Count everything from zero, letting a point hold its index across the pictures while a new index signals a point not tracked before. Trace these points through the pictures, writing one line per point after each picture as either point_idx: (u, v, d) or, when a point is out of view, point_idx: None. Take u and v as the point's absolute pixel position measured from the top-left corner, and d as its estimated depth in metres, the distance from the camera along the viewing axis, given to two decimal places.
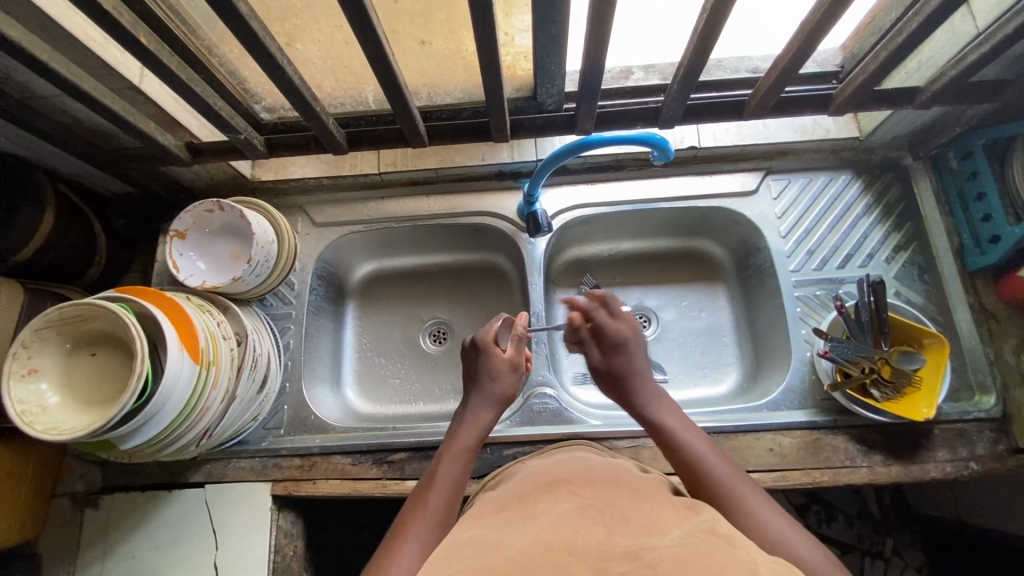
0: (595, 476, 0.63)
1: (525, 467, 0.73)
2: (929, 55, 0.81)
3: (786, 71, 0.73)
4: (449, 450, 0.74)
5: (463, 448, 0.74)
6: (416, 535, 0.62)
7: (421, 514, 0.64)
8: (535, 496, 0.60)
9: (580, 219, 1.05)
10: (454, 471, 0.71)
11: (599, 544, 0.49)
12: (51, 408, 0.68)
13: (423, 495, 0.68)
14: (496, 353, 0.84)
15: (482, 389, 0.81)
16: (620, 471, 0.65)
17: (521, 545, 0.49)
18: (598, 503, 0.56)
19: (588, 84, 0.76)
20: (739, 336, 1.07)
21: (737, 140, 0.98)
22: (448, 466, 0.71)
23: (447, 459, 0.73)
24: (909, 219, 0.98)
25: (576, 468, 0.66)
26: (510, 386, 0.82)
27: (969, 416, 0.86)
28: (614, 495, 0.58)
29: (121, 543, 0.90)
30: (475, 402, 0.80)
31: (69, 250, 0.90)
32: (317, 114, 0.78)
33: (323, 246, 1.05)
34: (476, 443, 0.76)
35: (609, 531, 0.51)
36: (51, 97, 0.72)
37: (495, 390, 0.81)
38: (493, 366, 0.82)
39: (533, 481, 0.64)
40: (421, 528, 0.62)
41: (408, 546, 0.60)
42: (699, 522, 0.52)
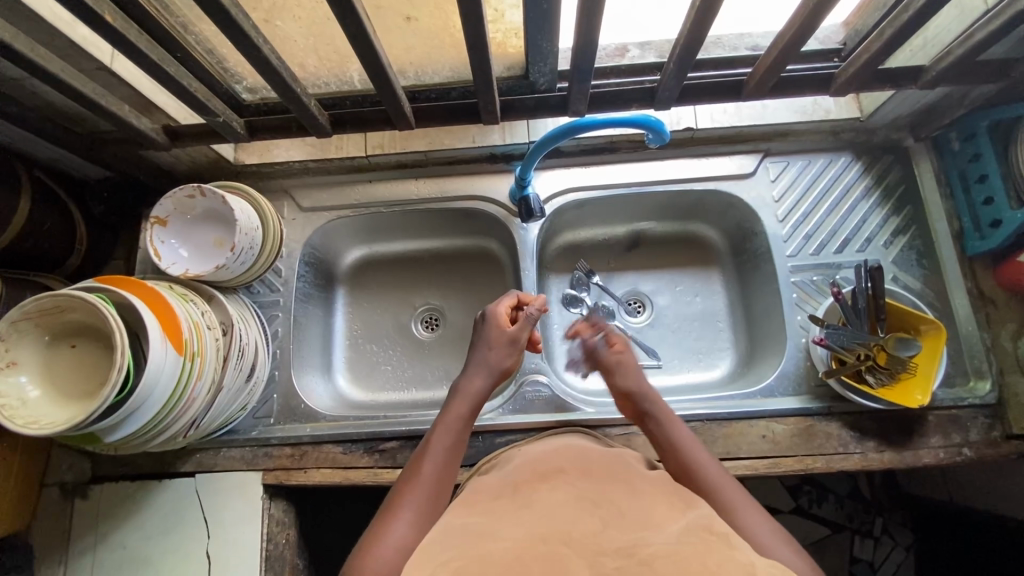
0: (592, 468, 0.62)
1: (521, 453, 0.71)
2: (935, 31, 0.78)
3: (787, 50, 0.70)
4: (444, 417, 0.73)
5: (459, 417, 0.73)
6: (410, 506, 0.62)
7: (413, 486, 0.64)
8: (530, 487, 0.58)
9: (573, 203, 1.02)
10: (447, 439, 0.70)
11: (598, 537, 0.49)
12: (32, 402, 0.67)
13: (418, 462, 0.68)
14: (500, 325, 0.82)
15: (478, 358, 0.79)
16: (617, 460, 0.64)
17: (515, 542, 0.49)
18: (597, 496, 0.55)
19: (581, 64, 0.73)
20: (734, 322, 1.06)
21: (735, 121, 0.95)
22: (441, 432, 0.71)
23: (440, 426, 0.72)
24: (909, 202, 0.96)
25: (572, 457, 0.65)
26: (509, 359, 0.81)
27: (963, 402, 0.86)
28: (613, 487, 0.57)
29: (112, 533, 0.90)
30: (471, 369, 0.78)
31: (46, 238, 0.88)
32: (298, 96, 0.74)
33: (311, 231, 1.03)
34: (470, 411, 0.74)
35: (608, 525, 0.51)
36: (18, 79, 0.69)
37: (492, 361, 0.79)
38: (494, 338, 0.81)
39: (527, 470, 0.63)
40: (414, 500, 0.63)
41: (401, 515, 0.60)
42: (689, 518, 0.51)
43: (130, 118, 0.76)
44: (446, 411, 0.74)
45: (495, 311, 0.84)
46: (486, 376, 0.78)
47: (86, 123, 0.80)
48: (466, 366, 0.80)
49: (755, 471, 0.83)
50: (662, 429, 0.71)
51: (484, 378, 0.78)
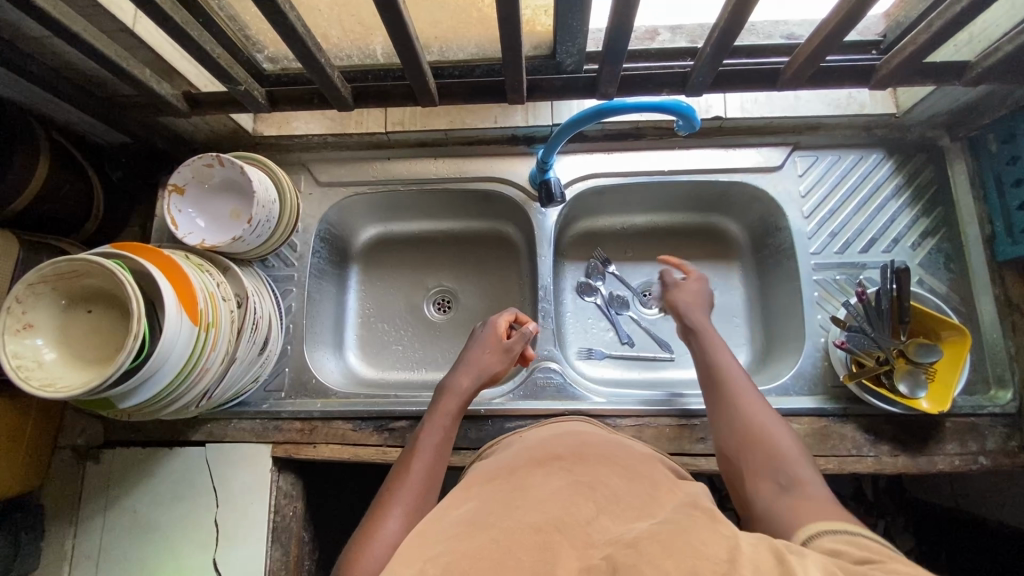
0: (590, 455, 0.61)
1: (519, 441, 0.70)
2: (983, 26, 0.75)
3: (829, 39, 0.67)
4: (434, 415, 0.77)
5: (448, 415, 0.77)
6: (401, 502, 0.65)
7: (403, 483, 0.67)
8: (524, 471, 0.58)
9: (593, 190, 1.00)
10: (436, 438, 0.74)
11: (589, 527, 0.47)
12: (47, 364, 0.67)
13: (409, 458, 0.71)
14: (494, 333, 0.88)
15: (469, 359, 0.84)
16: (617, 448, 0.64)
17: (512, 526, 0.47)
18: (590, 479, 0.55)
19: (614, 45, 0.71)
20: (751, 317, 1.04)
21: (766, 111, 0.92)
22: (431, 429, 0.75)
23: (430, 424, 0.76)
24: (941, 203, 0.93)
25: (569, 445, 0.64)
26: (499, 365, 0.85)
27: (982, 410, 0.84)
28: (608, 473, 0.57)
29: (122, 497, 0.91)
30: (461, 371, 0.83)
31: (64, 202, 0.87)
32: (321, 66, 0.73)
33: (327, 207, 1.02)
34: (458, 410, 0.79)
35: (600, 512, 0.50)
36: (39, 37, 0.68)
37: (483, 365, 0.84)
38: (487, 345, 0.86)
39: (526, 455, 0.63)
40: (405, 495, 0.66)
41: (393, 512, 0.63)
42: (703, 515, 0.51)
43: (152, 82, 0.76)
44: (436, 408, 0.78)
45: (494, 319, 0.89)
46: (476, 378, 0.82)
47: (106, 87, 0.79)
48: (457, 365, 0.85)
49: None
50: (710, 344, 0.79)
51: (474, 379, 0.82)
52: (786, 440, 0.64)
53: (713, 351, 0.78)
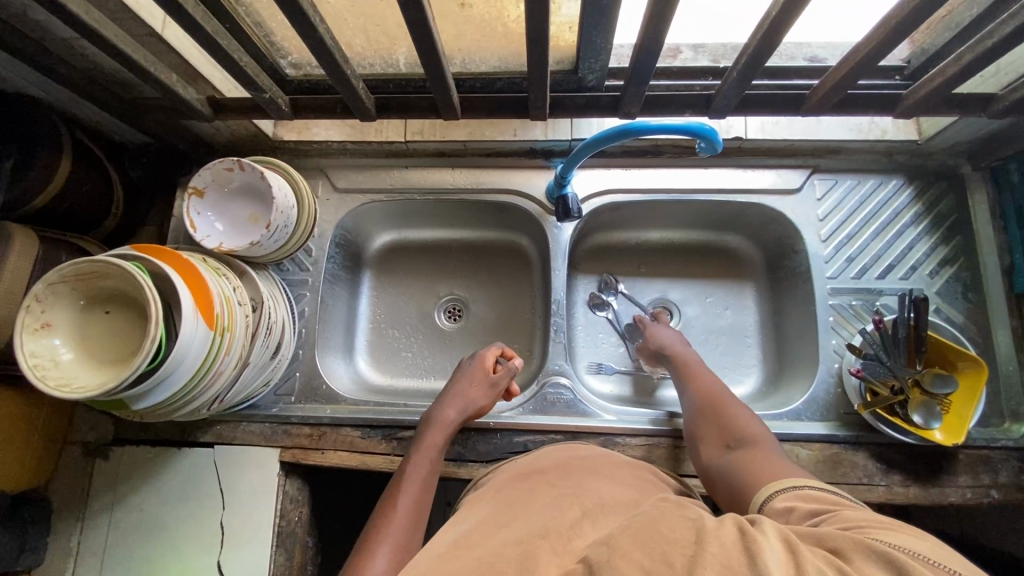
0: (574, 468, 0.64)
1: (511, 462, 0.72)
2: (1012, 58, 0.75)
3: (857, 67, 0.67)
4: (420, 447, 0.80)
5: (434, 444, 0.80)
6: (388, 539, 0.66)
7: (389, 520, 0.69)
8: (511, 488, 0.62)
9: (609, 206, 1.00)
10: (422, 472, 0.76)
11: (571, 533, 0.49)
12: (64, 364, 0.67)
13: (395, 491, 0.74)
14: (480, 364, 0.90)
15: (455, 390, 0.86)
16: (602, 461, 0.67)
17: (499, 543, 0.48)
18: (572, 489, 0.58)
19: (640, 65, 0.71)
20: (763, 338, 1.04)
21: (787, 134, 0.92)
22: (417, 463, 0.77)
23: (416, 458, 0.79)
24: (960, 232, 0.92)
25: (558, 461, 0.67)
26: (484, 400, 0.86)
27: (996, 443, 0.84)
28: (591, 481, 0.60)
29: (129, 495, 0.91)
30: (448, 402, 0.85)
31: (85, 200, 0.88)
32: (346, 76, 0.73)
33: (343, 213, 1.02)
34: (444, 443, 0.81)
35: (582, 516, 0.52)
36: (68, 39, 0.68)
37: (468, 399, 0.85)
38: (473, 378, 0.88)
39: (517, 474, 0.66)
40: (391, 531, 0.68)
41: (381, 549, 0.65)
42: None
43: (178, 87, 0.76)
44: (422, 439, 0.81)
45: (482, 353, 0.91)
46: (461, 411, 0.84)
47: (131, 89, 0.80)
48: (444, 396, 0.86)
49: None
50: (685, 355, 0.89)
51: (460, 411, 0.84)
52: (751, 423, 0.72)
53: (689, 374, 0.84)
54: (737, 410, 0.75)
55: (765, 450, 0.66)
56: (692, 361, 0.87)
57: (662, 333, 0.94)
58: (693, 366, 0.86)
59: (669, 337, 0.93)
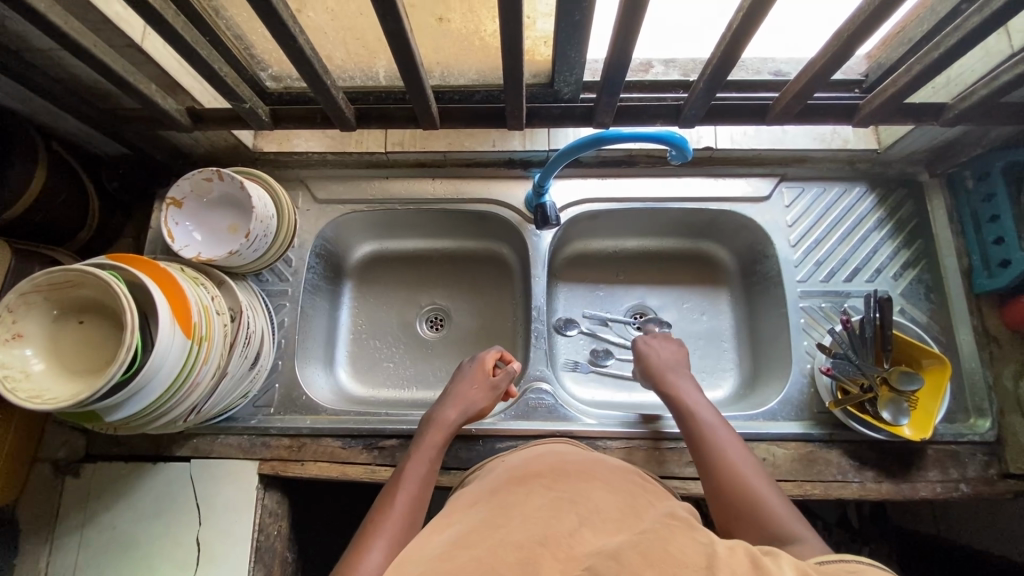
0: (566, 469, 0.65)
1: (501, 463, 0.72)
2: (959, 71, 0.79)
3: (815, 79, 0.71)
4: (419, 449, 0.79)
5: (434, 448, 0.79)
6: (385, 533, 0.67)
7: (387, 514, 0.69)
8: (506, 491, 0.61)
9: (588, 214, 1.03)
10: (422, 469, 0.76)
11: (572, 538, 0.49)
12: (35, 375, 0.66)
13: (392, 493, 0.73)
14: (478, 368, 0.90)
15: (455, 394, 0.86)
16: (592, 463, 0.67)
17: (491, 546, 0.47)
18: (569, 493, 0.58)
19: (612, 77, 0.74)
20: (739, 343, 1.06)
21: (755, 144, 0.96)
22: (416, 463, 0.77)
23: (416, 456, 0.78)
24: (921, 236, 0.97)
25: (550, 462, 0.67)
26: (484, 401, 0.87)
27: (963, 438, 0.86)
28: (591, 489, 0.60)
29: (101, 513, 0.89)
30: (447, 405, 0.85)
31: (59, 211, 0.87)
32: (327, 88, 0.75)
33: (324, 224, 1.03)
34: (442, 443, 0.80)
35: (581, 524, 0.51)
36: (47, 49, 0.68)
37: (468, 400, 0.85)
38: (473, 380, 0.88)
39: (507, 475, 0.66)
40: (388, 526, 0.68)
41: (378, 543, 0.65)
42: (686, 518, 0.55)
43: (157, 98, 0.76)
44: (423, 441, 0.80)
45: (482, 355, 0.91)
46: (461, 413, 0.84)
47: (110, 100, 0.80)
48: (443, 402, 0.86)
49: None
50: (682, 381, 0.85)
51: (460, 413, 0.84)
52: (778, 506, 0.65)
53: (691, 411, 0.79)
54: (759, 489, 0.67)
55: (795, 544, 0.59)
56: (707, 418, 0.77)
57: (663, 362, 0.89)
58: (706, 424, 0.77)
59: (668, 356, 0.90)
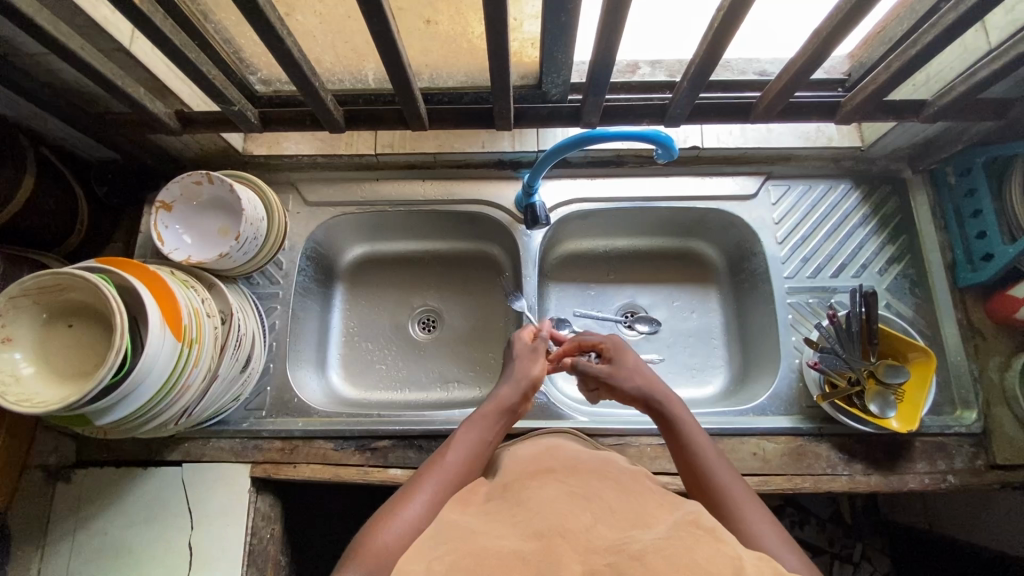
0: (579, 468, 0.63)
1: (511, 451, 0.71)
2: (938, 68, 0.81)
3: (796, 77, 0.73)
4: (473, 418, 0.74)
5: (489, 420, 0.74)
6: (427, 489, 0.63)
7: (434, 470, 0.65)
8: (517, 482, 0.60)
9: (578, 214, 1.03)
10: (474, 435, 0.71)
11: (589, 533, 0.50)
12: (24, 379, 0.66)
13: (440, 455, 0.68)
14: (524, 340, 0.86)
15: (511, 369, 0.81)
16: (603, 462, 0.66)
17: (509, 539, 0.49)
18: (587, 490, 0.57)
19: (597, 77, 0.75)
20: (729, 340, 1.07)
21: (740, 143, 0.97)
22: (467, 430, 0.71)
23: (471, 424, 0.73)
24: (905, 232, 0.98)
25: (561, 458, 0.66)
26: (537, 369, 0.81)
27: (949, 430, 0.87)
28: (601, 486, 0.59)
29: (93, 519, 0.88)
30: (505, 382, 0.80)
31: (48, 216, 0.87)
32: (316, 90, 0.75)
33: (315, 226, 1.03)
34: (500, 416, 0.75)
35: (598, 519, 0.52)
36: (36, 54, 0.69)
37: (522, 372, 0.80)
38: (529, 352, 0.84)
39: (518, 468, 0.64)
40: (434, 480, 0.64)
41: (419, 498, 0.61)
42: (686, 512, 0.54)
43: (146, 101, 0.76)
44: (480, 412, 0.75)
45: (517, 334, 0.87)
46: (521, 385, 0.79)
47: (99, 104, 0.80)
48: (502, 381, 0.81)
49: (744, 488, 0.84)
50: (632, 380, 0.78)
51: (520, 386, 0.79)
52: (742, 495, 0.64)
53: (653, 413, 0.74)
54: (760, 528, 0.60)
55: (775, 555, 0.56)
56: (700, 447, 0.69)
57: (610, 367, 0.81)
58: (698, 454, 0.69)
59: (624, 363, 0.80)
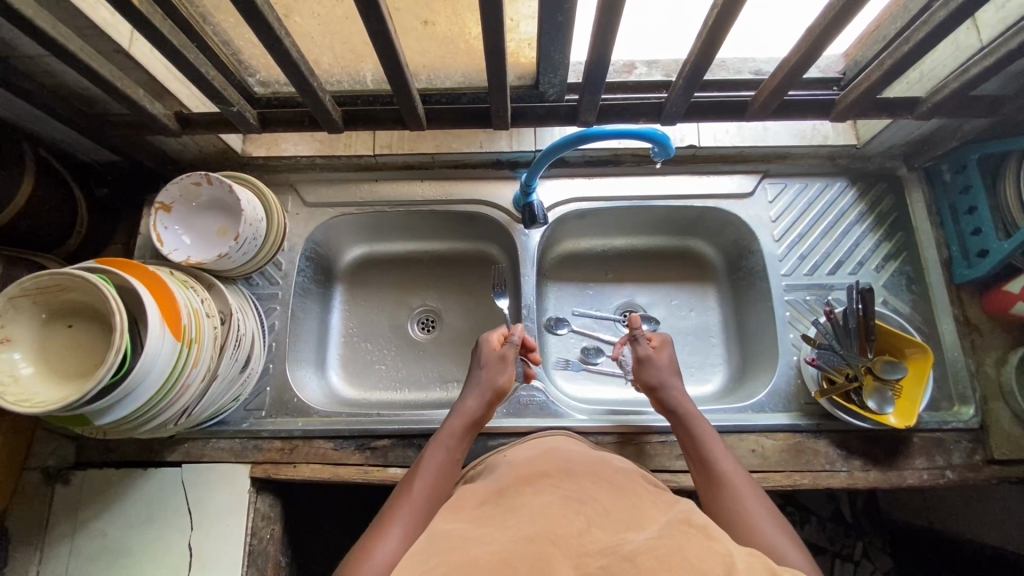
0: (575, 469, 0.64)
1: (505, 459, 0.72)
2: (931, 65, 0.81)
3: (789, 76, 0.73)
4: (439, 437, 0.77)
5: (454, 439, 0.77)
6: (399, 521, 0.66)
7: (405, 500, 0.69)
8: (514, 489, 0.61)
9: (575, 214, 1.04)
10: (440, 457, 0.74)
11: (583, 536, 0.50)
12: (23, 379, 0.66)
13: (409, 482, 0.71)
14: (490, 346, 0.87)
15: (474, 379, 0.84)
16: (599, 463, 0.67)
17: (502, 542, 0.49)
18: (581, 494, 0.58)
19: (593, 77, 0.76)
20: (727, 338, 1.07)
21: (737, 141, 0.98)
22: (433, 452, 0.75)
23: (436, 444, 0.76)
24: (901, 229, 0.99)
25: (558, 460, 0.67)
26: (501, 377, 0.84)
27: (947, 425, 0.88)
28: (598, 488, 0.60)
29: (92, 520, 0.88)
30: (469, 393, 0.83)
31: (47, 217, 0.87)
32: (314, 90, 0.75)
33: (314, 227, 1.03)
34: (463, 431, 0.78)
35: (591, 523, 0.53)
36: (36, 56, 0.69)
37: (485, 383, 0.83)
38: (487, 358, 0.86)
39: (513, 473, 0.65)
40: (405, 514, 0.67)
41: (392, 531, 0.64)
42: (676, 514, 0.56)
43: (145, 102, 0.77)
44: (444, 429, 0.78)
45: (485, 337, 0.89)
46: (482, 397, 0.82)
47: (98, 106, 0.80)
48: (466, 393, 0.84)
49: None
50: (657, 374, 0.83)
51: (481, 398, 0.82)
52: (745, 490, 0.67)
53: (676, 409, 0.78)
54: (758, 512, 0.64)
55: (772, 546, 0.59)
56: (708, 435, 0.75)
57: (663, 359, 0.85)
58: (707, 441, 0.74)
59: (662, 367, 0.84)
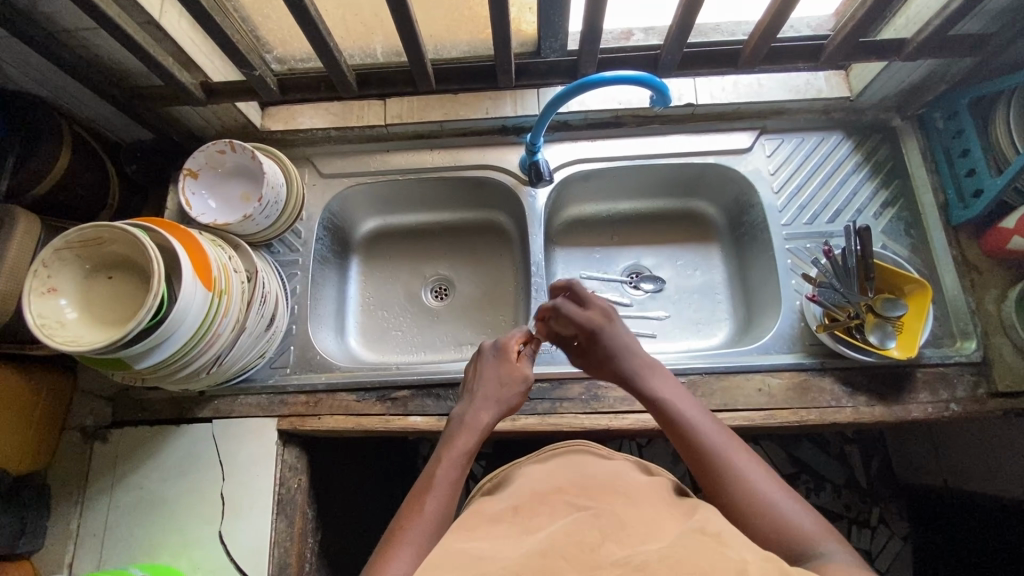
0: (591, 485, 0.64)
1: (520, 475, 0.70)
2: (916, 10, 0.84)
3: (775, 19, 0.77)
4: (448, 453, 0.73)
5: (464, 458, 0.73)
6: (411, 542, 0.63)
7: (415, 517, 0.66)
8: (530, 508, 0.62)
9: (580, 175, 1.08)
10: (452, 476, 0.70)
11: (597, 550, 0.52)
12: (69, 324, 0.71)
13: (422, 496, 0.68)
14: (508, 359, 0.84)
15: (489, 392, 0.80)
16: (616, 476, 0.67)
17: (514, 555, 0.52)
18: (598, 507, 0.59)
19: (592, 33, 0.80)
20: (731, 292, 1.10)
21: (732, 98, 1.02)
22: (446, 467, 0.71)
23: (446, 459, 0.72)
24: (897, 177, 1.02)
25: (571, 475, 0.68)
26: (516, 398, 0.81)
27: (950, 360, 0.90)
28: (615, 502, 0.61)
29: (129, 474, 0.93)
30: (482, 406, 0.79)
31: (82, 191, 0.93)
32: (331, 53, 0.80)
33: (331, 197, 1.08)
34: (474, 449, 0.75)
35: (606, 537, 0.54)
36: (73, 29, 0.75)
37: (500, 402, 0.80)
38: (502, 373, 0.82)
39: (529, 488, 0.66)
40: (416, 532, 0.64)
41: (404, 553, 0.62)
42: (692, 524, 0.55)
43: (175, 72, 0.82)
44: (453, 443, 0.74)
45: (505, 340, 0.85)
46: (494, 414, 0.78)
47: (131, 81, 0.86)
48: (476, 401, 0.80)
49: (751, 422, 0.87)
50: (612, 342, 0.82)
51: (494, 414, 0.78)
52: (747, 466, 0.65)
53: (646, 368, 0.79)
54: (774, 495, 0.62)
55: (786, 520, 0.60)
56: (694, 415, 0.71)
57: (586, 312, 0.85)
58: (697, 427, 0.69)
59: (621, 340, 0.82)
